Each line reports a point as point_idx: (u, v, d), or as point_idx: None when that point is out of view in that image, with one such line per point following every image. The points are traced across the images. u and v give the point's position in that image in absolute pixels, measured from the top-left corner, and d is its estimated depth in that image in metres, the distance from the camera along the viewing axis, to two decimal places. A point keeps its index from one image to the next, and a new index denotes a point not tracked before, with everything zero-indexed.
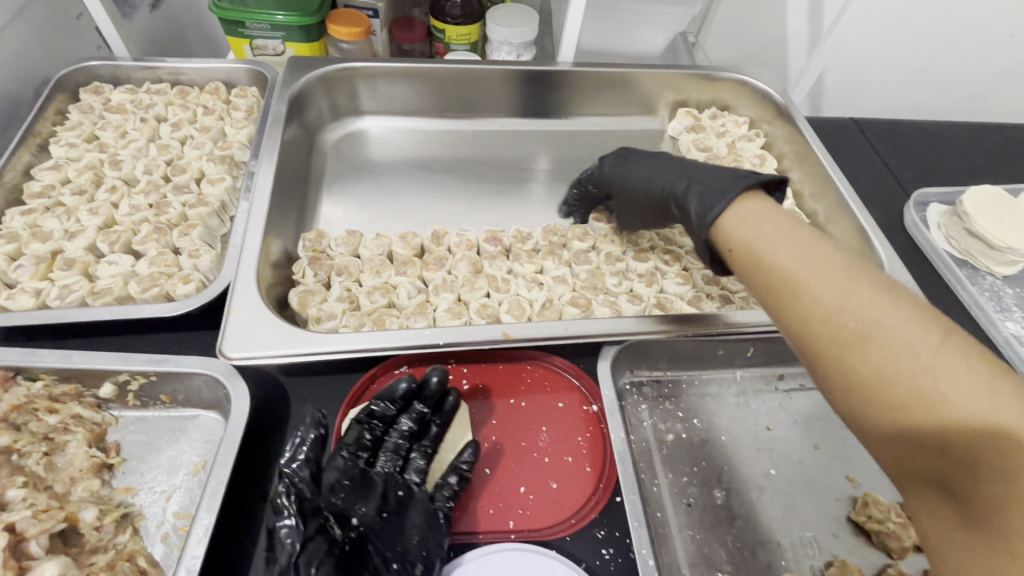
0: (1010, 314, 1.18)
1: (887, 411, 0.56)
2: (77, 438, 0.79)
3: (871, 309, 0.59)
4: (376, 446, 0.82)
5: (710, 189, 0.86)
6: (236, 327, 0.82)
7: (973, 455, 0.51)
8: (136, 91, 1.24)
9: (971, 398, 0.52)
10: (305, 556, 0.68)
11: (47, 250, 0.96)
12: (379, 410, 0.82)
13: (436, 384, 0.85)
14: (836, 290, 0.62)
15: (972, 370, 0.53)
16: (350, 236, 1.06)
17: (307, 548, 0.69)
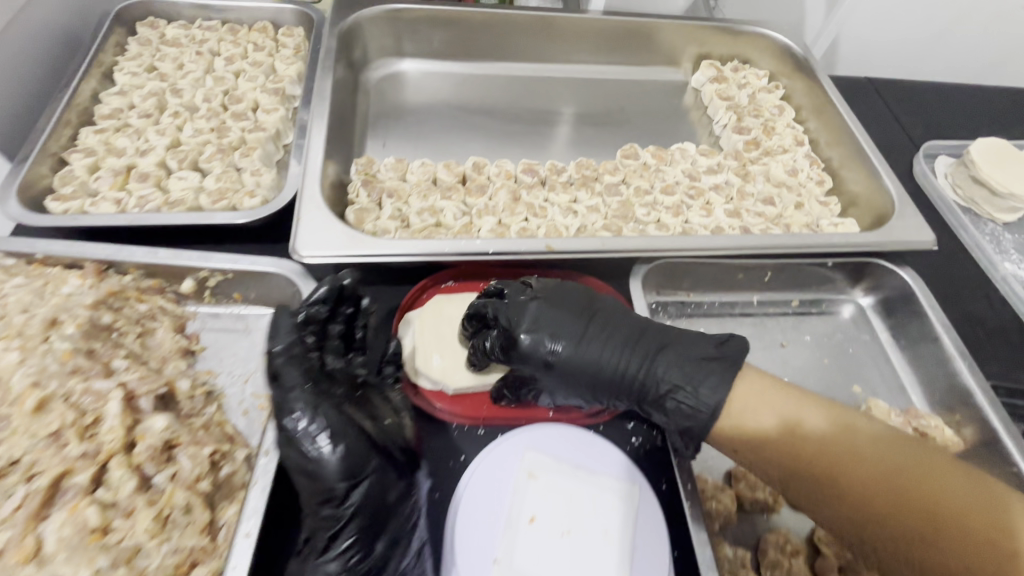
0: (1009, 255, 1.26)
1: (834, 492, 0.67)
2: (163, 325, 0.88)
3: (774, 412, 0.72)
4: (320, 348, 0.78)
5: (667, 355, 0.79)
6: (306, 231, 0.90)
7: (932, 526, 0.63)
8: (189, 27, 1.30)
9: (905, 484, 0.65)
10: (325, 419, 0.71)
11: (122, 165, 1.04)
12: (312, 314, 0.77)
13: (351, 285, 0.80)
14: (752, 409, 0.73)
15: (854, 437, 0.69)
16: (398, 163, 1.14)
17: (323, 414, 0.71)
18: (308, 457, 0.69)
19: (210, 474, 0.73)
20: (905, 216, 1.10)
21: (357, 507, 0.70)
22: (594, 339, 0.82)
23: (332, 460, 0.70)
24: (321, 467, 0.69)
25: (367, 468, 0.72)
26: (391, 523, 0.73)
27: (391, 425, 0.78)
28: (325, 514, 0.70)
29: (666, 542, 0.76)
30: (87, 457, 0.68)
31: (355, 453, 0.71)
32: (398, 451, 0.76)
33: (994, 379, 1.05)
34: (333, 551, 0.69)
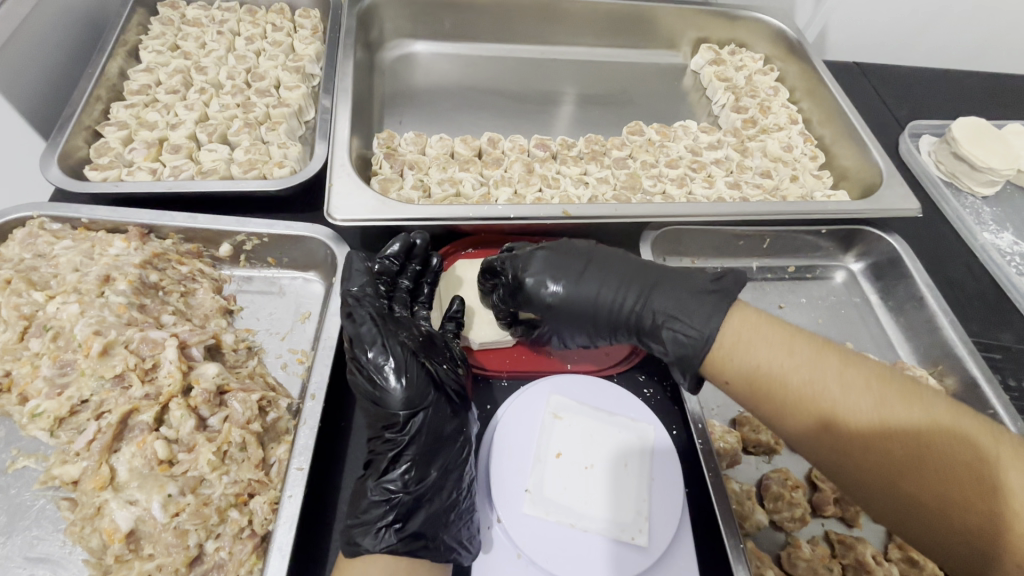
0: (987, 226, 1.35)
1: (821, 434, 0.63)
2: (204, 286, 0.93)
3: (769, 345, 0.69)
4: (389, 296, 0.90)
5: (668, 291, 0.81)
6: (338, 196, 0.96)
7: (934, 471, 0.57)
8: (208, 8, 1.34)
9: (917, 428, 0.59)
10: (391, 351, 0.76)
11: (154, 138, 1.09)
12: (384, 266, 0.91)
13: (421, 245, 0.96)
14: (752, 342, 0.70)
15: (860, 379, 0.64)
16: (417, 137, 1.20)
17: (389, 347, 0.77)
18: (377, 384, 0.75)
19: (259, 417, 0.78)
20: (893, 186, 1.17)
21: (418, 435, 0.75)
22: (595, 281, 0.85)
23: (395, 389, 0.75)
24: (387, 394, 0.75)
25: (426, 401, 0.76)
26: (447, 456, 0.76)
27: (452, 373, 0.82)
28: (389, 441, 0.76)
29: (681, 477, 0.82)
30: (150, 398, 0.74)
31: (417, 384, 0.76)
32: (457, 393, 0.80)
33: (973, 336, 1.13)
34: (393, 474, 0.73)
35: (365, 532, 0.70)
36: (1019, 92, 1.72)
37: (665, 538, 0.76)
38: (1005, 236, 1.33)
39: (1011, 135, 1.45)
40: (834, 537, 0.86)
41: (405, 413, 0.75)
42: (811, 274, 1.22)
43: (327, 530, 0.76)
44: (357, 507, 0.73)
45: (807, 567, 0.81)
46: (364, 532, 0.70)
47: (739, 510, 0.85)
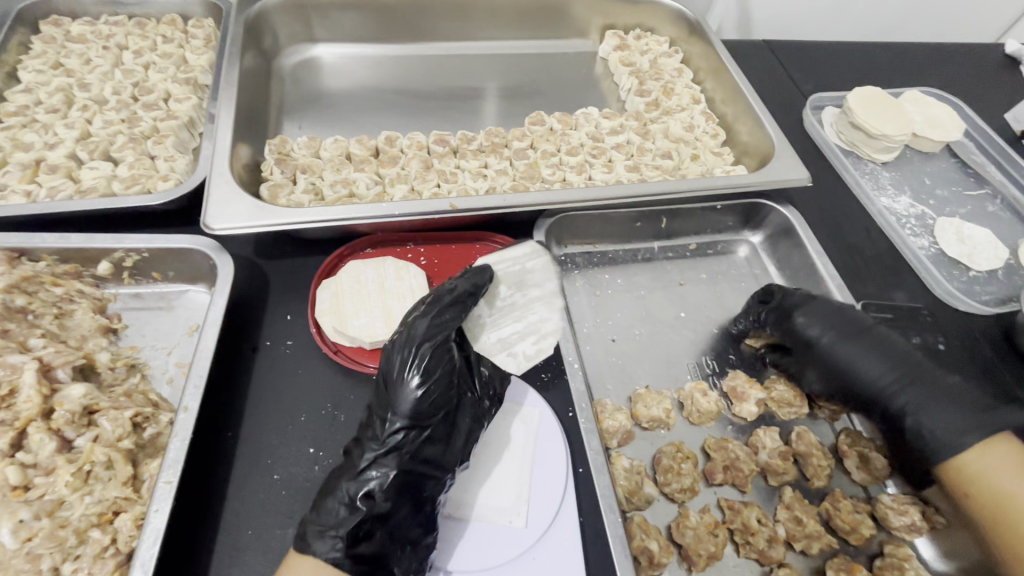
0: (885, 191, 1.39)
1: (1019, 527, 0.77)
2: (82, 306, 0.91)
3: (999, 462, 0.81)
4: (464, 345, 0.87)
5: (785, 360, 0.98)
6: (215, 205, 0.94)
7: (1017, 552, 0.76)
8: (94, 23, 1.31)
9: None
10: (420, 356, 0.79)
11: (31, 158, 1.06)
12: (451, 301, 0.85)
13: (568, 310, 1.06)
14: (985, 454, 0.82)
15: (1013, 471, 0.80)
16: (311, 141, 1.20)
17: (433, 360, 0.79)
18: (393, 383, 0.79)
19: (132, 434, 0.77)
20: (783, 157, 1.20)
21: (417, 440, 0.77)
22: (838, 359, 0.96)
23: (409, 393, 0.77)
24: (399, 397, 0.77)
25: (433, 419, 0.78)
26: (432, 468, 0.77)
27: (483, 399, 0.84)
28: (380, 445, 0.76)
29: (566, 456, 0.85)
30: (5, 423, 0.72)
31: (431, 394, 0.78)
32: (468, 420, 0.81)
33: (867, 298, 1.17)
34: (375, 482, 0.73)
35: (320, 537, 0.69)
36: (920, 59, 1.77)
37: (545, 518, 0.79)
38: (902, 199, 1.38)
39: (906, 101, 1.50)
40: (723, 503, 0.88)
41: (411, 423, 0.77)
42: (713, 250, 1.24)
43: (209, 543, 0.77)
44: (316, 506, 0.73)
45: (694, 536, 0.83)
46: (321, 539, 0.69)
47: (625, 486, 0.86)
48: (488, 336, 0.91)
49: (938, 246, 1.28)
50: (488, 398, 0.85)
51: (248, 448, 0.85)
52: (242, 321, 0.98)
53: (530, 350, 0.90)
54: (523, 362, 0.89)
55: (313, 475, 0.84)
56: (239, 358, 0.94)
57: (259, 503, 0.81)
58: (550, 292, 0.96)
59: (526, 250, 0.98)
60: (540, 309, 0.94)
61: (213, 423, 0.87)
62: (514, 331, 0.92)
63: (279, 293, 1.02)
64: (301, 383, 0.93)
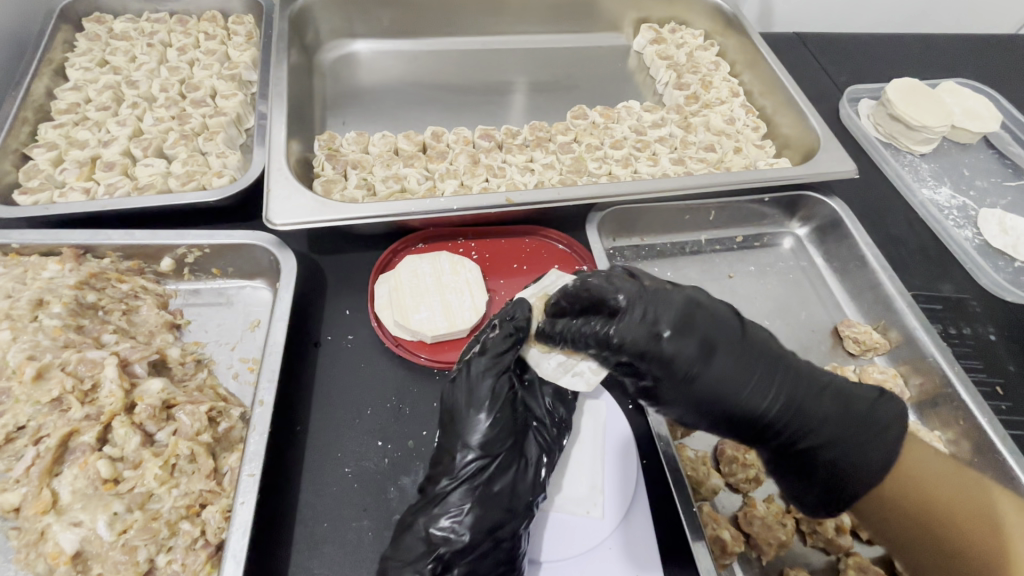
0: (925, 182, 1.39)
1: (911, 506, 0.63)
2: (147, 302, 0.92)
3: None
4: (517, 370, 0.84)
5: (746, 388, 0.68)
6: (276, 200, 0.95)
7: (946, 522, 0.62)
8: (136, 21, 1.31)
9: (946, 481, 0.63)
10: (487, 389, 0.77)
11: (86, 156, 1.07)
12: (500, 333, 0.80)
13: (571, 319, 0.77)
14: None
15: None
16: (359, 137, 1.20)
17: (495, 390, 0.77)
18: (462, 419, 0.76)
19: (209, 428, 0.77)
20: (830, 149, 1.20)
21: (487, 473, 0.74)
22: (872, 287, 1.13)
23: (479, 427, 0.75)
24: (468, 430, 0.75)
25: (504, 447, 0.76)
26: (508, 502, 0.73)
27: (547, 426, 0.83)
28: (454, 478, 0.74)
29: (634, 446, 0.86)
30: (90, 418, 0.73)
31: (501, 424, 0.76)
32: (535, 448, 0.79)
33: (916, 289, 1.17)
34: (453, 517, 0.71)
35: (402, 568, 0.69)
36: (952, 50, 1.77)
37: (620, 508, 0.81)
38: (943, 190, 1.38)
39: (943, 93, 1.50)
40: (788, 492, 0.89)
41: (480, 455, 0.74)
42: (758, 243, 1.25)
43: (285, 535, 0.78)
44: (394, 538, 0.72)
45: (762, 525, 0.83)
46: (403, 570, 0.69)
47: (693, 476, 0.86)
48: (547, 360, 0.79)
49: (982, 238, 1.28)
50: (555, 423, 0.83)
51: (317, 442, 0.86)
52: (301, 316, 0.99)
53: (603, 362, 0.76)
54: (595, 378, 0.75)
55: (383, 468, 0.85)
56: (301, 352, 0.95)
57: (333, 497, 0.81)
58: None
59: (562, 271, 0.87)
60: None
61: (281, 416, 0.88)
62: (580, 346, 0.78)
63: (336, 289, 1.02)
64: (365, 377, 0.93)
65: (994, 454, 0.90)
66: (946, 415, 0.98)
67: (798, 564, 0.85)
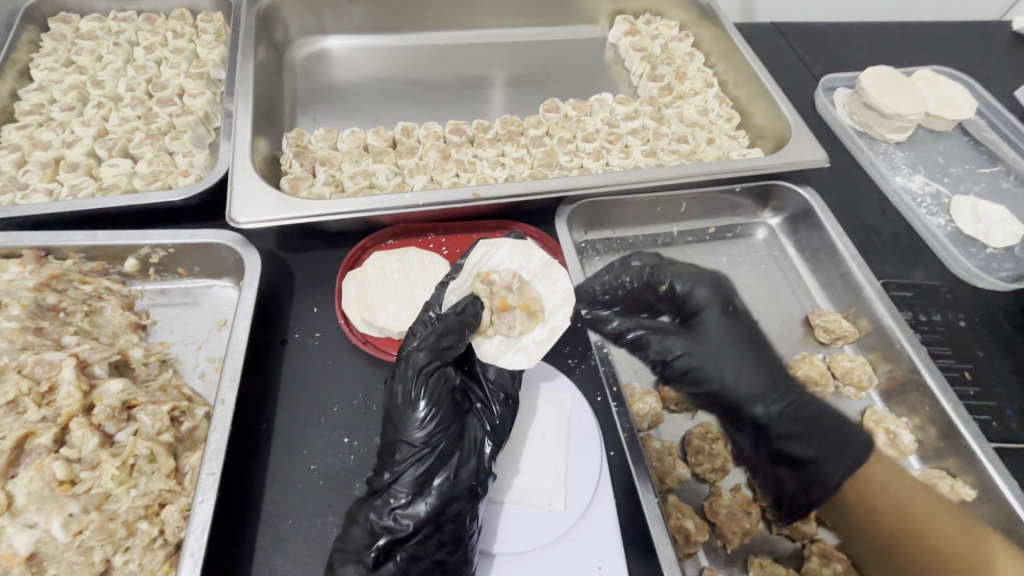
0: (899, 170, 1.39)
1: None
2: (111, 304, 0.91)
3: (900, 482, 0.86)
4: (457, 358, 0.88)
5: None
6: (240, 198, 0.94)
7: None
8: (103, 20, 1.30)
9: None
10: (419, 383, 0.76)
11: (50, 157, 1.06)
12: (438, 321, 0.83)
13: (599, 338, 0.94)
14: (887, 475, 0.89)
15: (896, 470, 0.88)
16: (329, 134, 1.21)
17: (427, 383, 0.76)
18: (398, 413, 0.76)
19: (171, 428, 0.77)
20: (801, 138, 1.19)
21: (426, 463, 0.74)
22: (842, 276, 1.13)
23: (416, 420, 0.75)
24: (405, 422, 0.75)
25: (442, 436, 0.75)
26: (449, 489, 0.73)
27: (490, 409, 0.83)
28: (393, 472, 0.74)
29: (599, 438, 0.87)
30: (47, 420, 0.73)
31: (439, 414, 0.76)
32: (478, 433, 0.79)
33: (887, 276, 1.17)
34: (394, 508, 0.72)
35: (346, 562, 0.70)
36: (929, 38, 1.76)
37: (583, 500, 0.82)
38: (917, 178, 1.38)
39: (918, 81, 1.50)
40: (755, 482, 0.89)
41: (418, 447, 0.74)
42: (731, 233, 1.25)
43: (249, 533, 0.78)
44: (342, 534, 0.73)
45: (727, 514, 0.84)
46: (346, 565, 0.70)
47: (659, 466, 0.87)
48: (488, 340, 0.89)
49: (955, 225, 1.28)
50: (499, 405, 0.83)
51: (283, 439, 0.86)
52: (269, 314, 0.98)
53: (541, 336, 0.91)
54: (535, 351, 0.89)
55: (348, 464, 0.85)
56: (268, 350, 0.94)
57: (297, 494, 0.82)
58: (535, 272, 0.97)
59: (483, 249, 0.97)
60: (534, 291, 0.95)
61: (247, 415, 0.88)
62: (515, 325, 0.90)
63: (304, 286, 1.02)
64: (332, 375, 0.93)
65: (959, 438, 0.91)
66: (913, 401, 0.99)
67: (763, 552, 0.85)
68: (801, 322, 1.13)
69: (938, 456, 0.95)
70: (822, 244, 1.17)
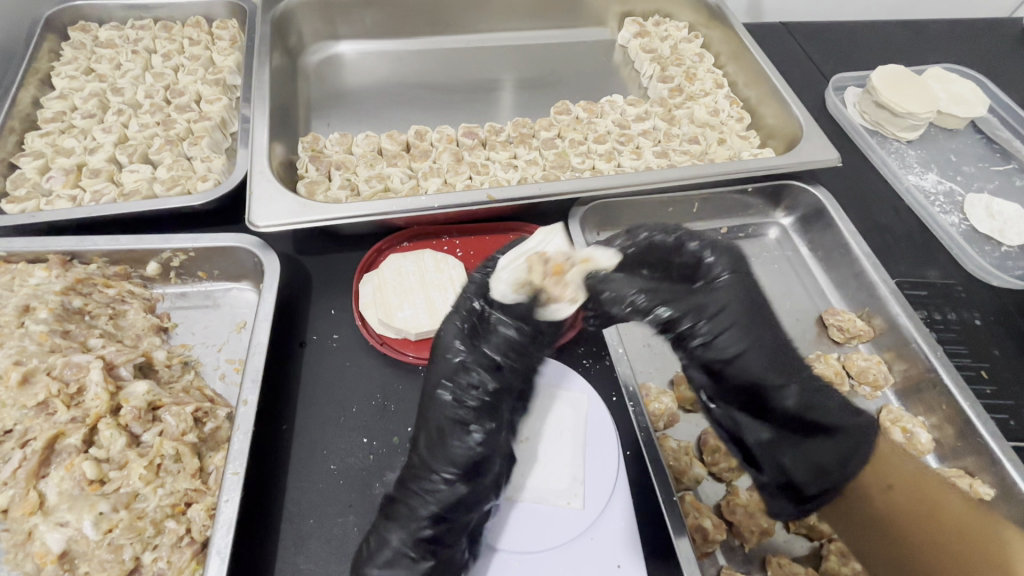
0: (911, 168, 1.39)
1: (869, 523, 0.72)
2: (134, 307, 0.93)
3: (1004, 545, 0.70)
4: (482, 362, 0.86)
5: (750, 349, 0.76)
6: (259, 202, 0.96)
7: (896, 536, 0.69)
8: (121, 28, 1.32)
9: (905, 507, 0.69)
10: (473, 399, 0.76)
11: (72, 164, 1.08)
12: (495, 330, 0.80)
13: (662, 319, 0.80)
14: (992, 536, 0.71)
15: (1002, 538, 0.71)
16: (343, 138, 1.22)
17: (483, 400, 0.77)
18: (448, 426, 0.75)
19: (195, 428, 0.79)
20: (813, 138, 1.19)
21: (480, 483, 0.74)
22: (856, 274, 1.13)
23: (468, 437, 0.74)
24: (460, 444, 0.74)
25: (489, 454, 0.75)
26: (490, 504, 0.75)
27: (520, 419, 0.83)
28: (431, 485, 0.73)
29: (616, 438, 0.88)
30: (76, 421, 0.75)
31: (498, 434, 0.77)
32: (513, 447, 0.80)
33: (900, 275, 1.17)
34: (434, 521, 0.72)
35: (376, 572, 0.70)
36: (940, 36, 1.76)
37: (601, 498, 0.82)
38: (929, 176, 1.37)
39: (929, 79, 1.50)
40: None
41: (466, 463, 0.74)
42: (744, 233, 1.25)
43: (273, 533, 0.79)
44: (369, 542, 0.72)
45: (745, 513, 0.84)
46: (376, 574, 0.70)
47: (676, 465, 0.87)
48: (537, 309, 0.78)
49: (969, 223, 1.27)
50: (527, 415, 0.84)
51: (304, 439, 0.87)
52: (287, 316, 1.00)
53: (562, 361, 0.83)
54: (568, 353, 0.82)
55: (367, 464, 0.86)
56: (287, 352, 0.96)
57: (318, 493, 0.83)
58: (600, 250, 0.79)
59: (541, 237, 0.80)
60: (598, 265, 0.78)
61: (267, 416, 0.89)
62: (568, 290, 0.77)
63: (321, 289, 1.04)
64: (350, 375, 0.94)
65: (976, 436, 0.91)
66: (929, 400, 0.99)
67: (781, 551, 0.85)
68: (815, 322, 1.13)
69: (954, 455, 0.95)
70: (836, 242, 1.17)
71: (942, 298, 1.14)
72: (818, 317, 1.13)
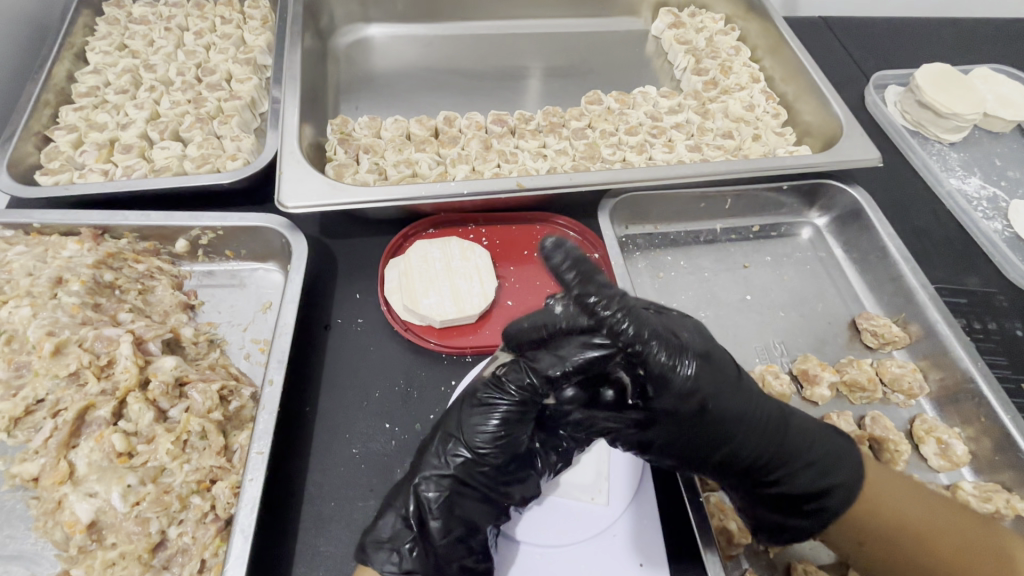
0: (954, 172, 1.34)
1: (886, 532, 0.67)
2: (162, 283, 0.93)
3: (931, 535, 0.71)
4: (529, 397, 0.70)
5: (740, 409, 0.69)
6: (288, 184, 0.95)
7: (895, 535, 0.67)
8: (155, 5, 1.32)
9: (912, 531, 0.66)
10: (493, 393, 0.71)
11: (105, 138, 1.09)
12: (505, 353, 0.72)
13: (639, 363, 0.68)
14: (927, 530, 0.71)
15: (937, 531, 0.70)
16: (372, 122, 1.21)
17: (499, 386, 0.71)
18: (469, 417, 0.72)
19: (220, 406, 0.79)
20: (852, 136, 1.15)
21: (493, 476, 0.73)
22: (895, 278, 1.10)
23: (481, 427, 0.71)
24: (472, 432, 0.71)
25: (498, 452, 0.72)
26: (485, 494, 0.73)
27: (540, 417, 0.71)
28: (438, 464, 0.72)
29: None
30: (106, 393, 0.76)
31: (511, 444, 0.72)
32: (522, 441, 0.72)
33: (939, 282, 1.13)
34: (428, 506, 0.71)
35: (378, 546, 0.69)
36: (987, 35, 1.69)
37: (626, 495, 0.82)
38: (972, 180, 1.32)
39: (976, 78, 1.44)
40: None
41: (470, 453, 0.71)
42: (776, 233, 1.22)
43: (292, 513, 0.79)
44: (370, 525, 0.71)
45: None
46: (379, 549, 0.69)
47: None
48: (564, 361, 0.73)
49: (1012, 230, 1.22)
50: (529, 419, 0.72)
51: (326, 421, 0.87)
52: (312, 299, 0.99)
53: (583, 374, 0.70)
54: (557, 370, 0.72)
55: (389, 449, 0.85)
56: (311, 335, 0.95)
57: (340, 477, 0.82)
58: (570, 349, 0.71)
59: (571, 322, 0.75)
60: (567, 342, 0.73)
61: (290, 397, 0.89)
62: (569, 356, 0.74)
63: (346, 273, 1.03)
64: (373, 361, 0.94)
65: (1016, 451, 0.88)
66: (967, 411, 0.95)
67: (807, 558, 0.83)
68: (846, 326, 1.10)
69: (991, 469, 0.91)
70: (877, 243, 1.13)
71: (983, 307, 1.10)
72: (851, 321, 1.10)
